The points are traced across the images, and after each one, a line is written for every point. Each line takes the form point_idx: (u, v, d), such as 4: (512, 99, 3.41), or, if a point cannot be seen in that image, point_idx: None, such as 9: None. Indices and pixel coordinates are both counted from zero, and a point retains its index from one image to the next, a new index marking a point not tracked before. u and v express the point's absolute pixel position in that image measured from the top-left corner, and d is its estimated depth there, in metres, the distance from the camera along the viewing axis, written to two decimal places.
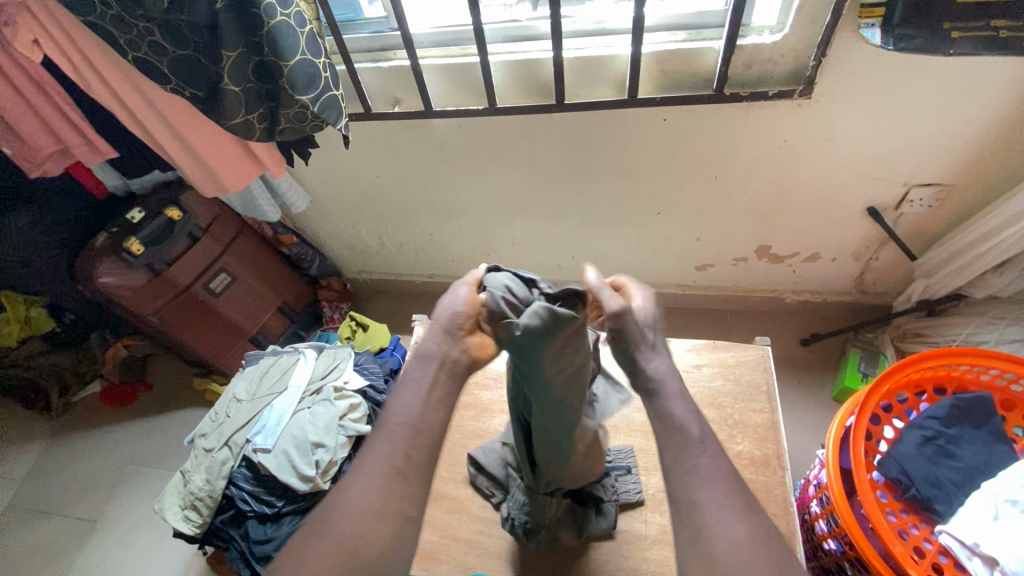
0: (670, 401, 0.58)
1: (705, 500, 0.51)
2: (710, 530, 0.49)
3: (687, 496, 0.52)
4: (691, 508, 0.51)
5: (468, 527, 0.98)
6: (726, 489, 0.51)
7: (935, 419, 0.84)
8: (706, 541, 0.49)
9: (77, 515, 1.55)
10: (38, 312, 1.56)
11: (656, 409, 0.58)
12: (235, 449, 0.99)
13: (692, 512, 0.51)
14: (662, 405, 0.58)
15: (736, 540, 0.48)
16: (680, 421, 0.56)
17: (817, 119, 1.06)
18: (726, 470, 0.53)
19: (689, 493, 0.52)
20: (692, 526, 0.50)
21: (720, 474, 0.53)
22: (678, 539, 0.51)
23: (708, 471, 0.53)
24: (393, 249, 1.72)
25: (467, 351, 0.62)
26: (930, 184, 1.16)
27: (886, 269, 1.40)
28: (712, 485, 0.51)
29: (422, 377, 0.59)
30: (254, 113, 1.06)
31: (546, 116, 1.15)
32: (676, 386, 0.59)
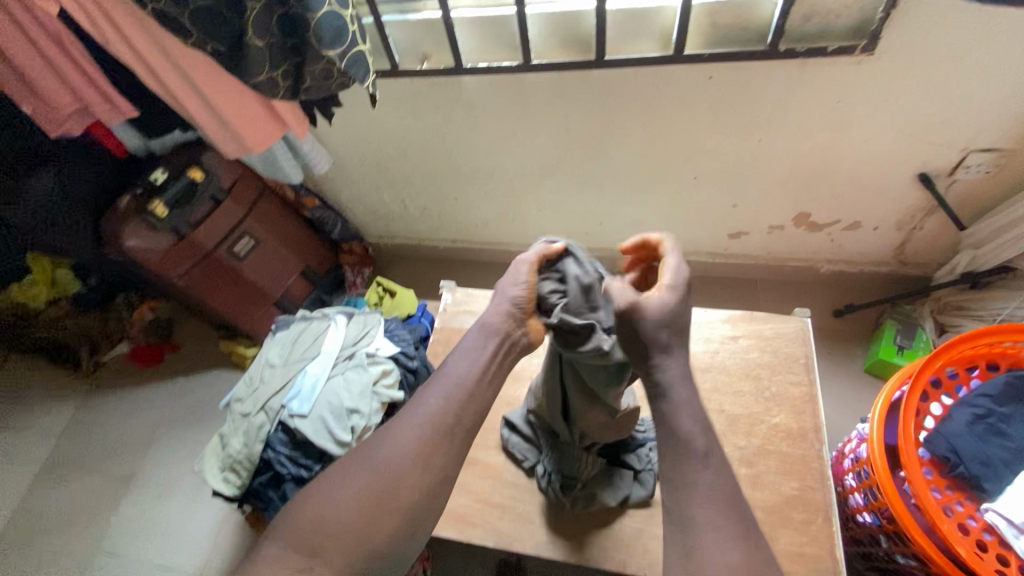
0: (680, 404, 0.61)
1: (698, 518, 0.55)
2: (705, 551, 0.53)
3: (684, 511, 0.57)
4: (685, 523, 0.56)
5: (501, 492, 0.99)
6: (725, 518, 0.55)
7: (987, 397, 0.81)
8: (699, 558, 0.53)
9: (114, 470, 1.60)
10: (64, 274, 1.62)
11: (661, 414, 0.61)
12: (271, 414, 0.99)
13: (685, 529, 0.56)
14: (668, 409, 0.61)
15: (731, 560, 0.52)
16: (688, 432, 0.59)
17: (876, 77, 0.99)
18: (729, 492, 0.57)
19: (684, 507, 0.57)
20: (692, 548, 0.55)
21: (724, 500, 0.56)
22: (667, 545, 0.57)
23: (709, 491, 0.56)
24: (415, 213, 1.69)
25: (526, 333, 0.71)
26: (989, 150, 1.09)
27: (930, 239, 1.34)
28: (707, 505, 0.56)
29: (482, 349, 0.69)
30: (278, 70, 1.01)
31: (583, 73, 1.09)
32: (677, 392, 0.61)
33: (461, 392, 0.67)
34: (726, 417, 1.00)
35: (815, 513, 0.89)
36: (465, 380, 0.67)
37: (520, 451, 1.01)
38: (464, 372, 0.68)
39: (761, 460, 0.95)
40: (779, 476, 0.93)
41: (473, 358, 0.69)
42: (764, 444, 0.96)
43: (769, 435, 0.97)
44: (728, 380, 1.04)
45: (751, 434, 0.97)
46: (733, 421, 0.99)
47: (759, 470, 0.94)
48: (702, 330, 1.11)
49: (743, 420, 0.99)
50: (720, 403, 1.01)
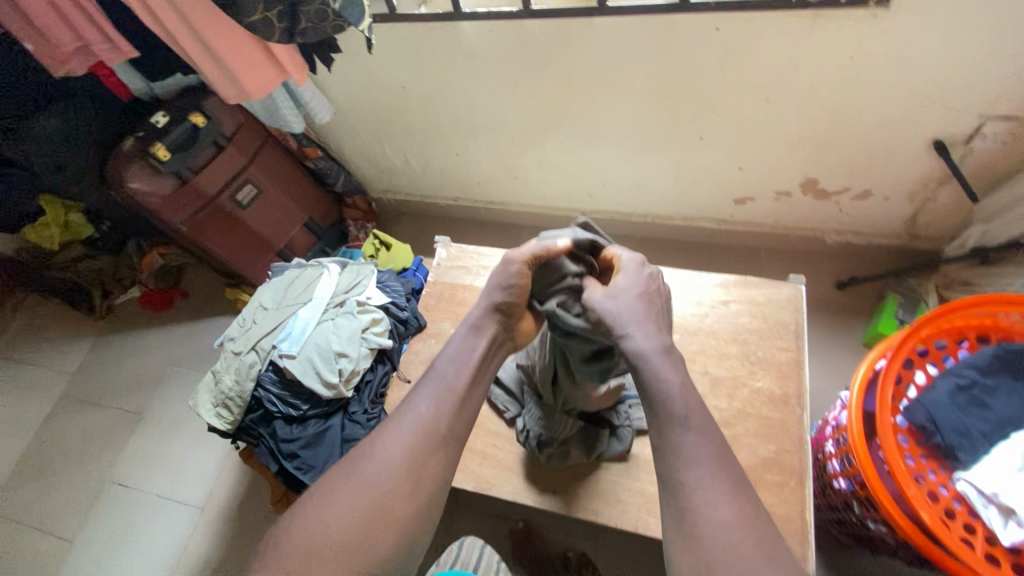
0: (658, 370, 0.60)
1: (689, 482, 0.56)
2: (696, 512, 0.54)
3: (675, 476, 0.57)
4: (677, 489, 0.56)
5: (482, 440, 1.02)
6: (713, 476, 0.56)
7: (974, 368, 0.79)
8: (692, 520, 0.54)
9: (125, 406, 1.68)
10: (76, 217, 1.65)
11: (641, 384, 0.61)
12: (262, 354, 1.02)
13: (676, 493, 0.56)
14: (649, 377, 0.59)
15: (721, 519, 0.54)
16: (668, 398, 0.59)
17: (892, 34, 0.94)
18: (715, 447, 0.58)
19: (675, 473, 0.57)
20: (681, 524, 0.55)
21: (709, 453, 0.57)
22: (666, 519, 0.57)
23: (697, 448, 0.57)
24: (417, 169, 1.68)
25: (517, 334, 0.74)
26: (1010, 117, 1.03)
27: (942, 212, 1.29)
28: (699, 468, 0.56)
29: (476, 347, 0.69)
30: (273, 10, 1.00)
31: (584, 22, 1.06)
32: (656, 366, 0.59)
33: (452, 397, 0.65)
34: (709, 379, 1.00)
35: (789, 475, 0.90)
36: (455, 385, 0.66)
37: (502, 403, 1.03)
38: (453, 375, 0.67)
39: (740, 422, 0.95)
40: (757, 438, 0.93)
41: (463, 362, 0.68)
42: (744, 406, 0.96)
43: (750, 399, 0.97)
44: (715, 343, 1.03)
45: (732, 396, 0.98)
46: (716, 383, 0.99)
47: (736, 431, 0.94)
48: (694, 293, 1.10)
49: (726, 382, 0.99)
50: (704, 365, 1.01)
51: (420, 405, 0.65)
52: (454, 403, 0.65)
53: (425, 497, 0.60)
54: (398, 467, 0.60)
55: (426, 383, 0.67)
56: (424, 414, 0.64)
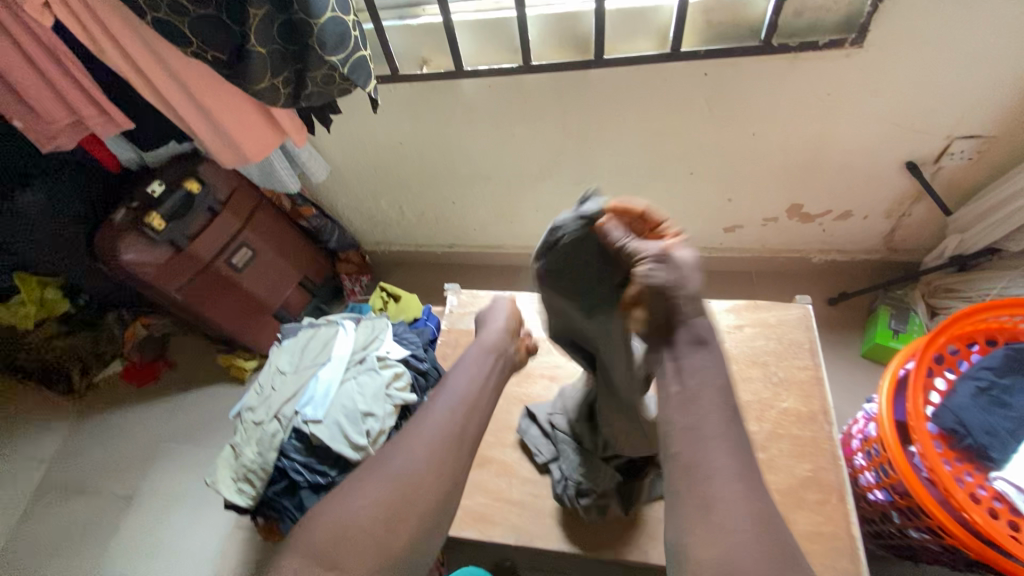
0: (702, 355, 0.48)
1: (714, 469, 0.44)
2: (721, 512, 0.42)
3: (698, 460, 0.44)
4: (700, 478, 0.44)
5: (518, 489, 0.99)
6: (747, 477, 0.43)
7: (989, 370, 0.85)
8: (721, 514, 0.42)
9: (111, 491, 1.56)
10: (53, 293, 1.53)
11: (679, 362, 0.48)
12: (284, 422, 0.98)
13: (699, 480, 0.44)
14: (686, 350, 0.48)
15: (749, 523, 0.41)
16: (704, 376, 0.47)
17: (864, 70, 1.03)
18: (749, 449, 0.45)
19: (694, 453, 0.45)
20: (698, 511, 0.43)
21: (743, 451, 0.45)
22: (683, 502, 0.44)
23: (732, 443, 0.45)
24: (413, 219, 1.69)
25: (517, 355, 0.84)
26: (973, 136, 1.14)
27: (918, 226, 1.39)
28: (730, 458, 0.44)
29: (487, 367, 0.73)
30: (280, 78, 1.02)
31: (581, 73, 1.12)
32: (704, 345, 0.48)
33: (464, 403, 0.65)
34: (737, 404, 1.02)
35: (829, 493, 0.91)
36: (465, 395, 0.65)
37: (535, 445, 1.01)
38: (462, 388, 0.67)
39: (774, 444, 0.96)
40: (792, 458, 0.95)
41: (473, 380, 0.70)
42: (775, 428, 0.98)
43: (779, 420, 0.99)
44: (736, 368, 1.06)
45: (762, 419, 0.99)
46: (744, 408, 1.01)
47: (772, 453, 0.96)
48: None
49: (753, 406, 1.01)
50: None
51: (434, 414, 0.62)
52: (464, 406, 0.64)
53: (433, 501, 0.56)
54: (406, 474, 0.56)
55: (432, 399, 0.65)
56: (432, 423, 0.61)
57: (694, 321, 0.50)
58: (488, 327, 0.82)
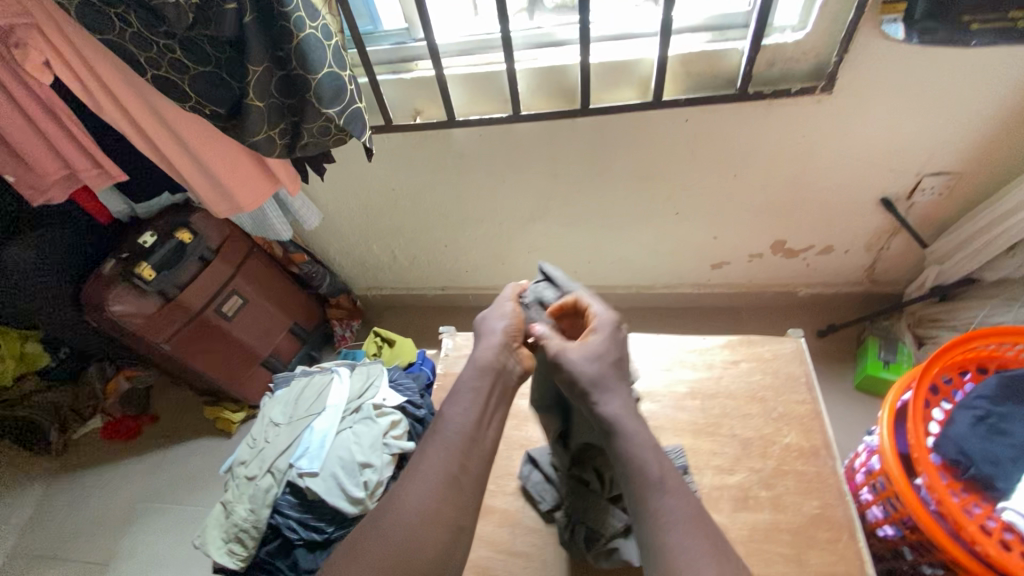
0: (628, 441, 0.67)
1: (671, 546, 0.60)
2: (681, 572, 0.58)
3: (656, 539, 0.61)
4: (659, 551, 0.61)
5: (522, 540, 0.96)
6: (698, 541, 0.61)
7: (984, 398, 0.85)
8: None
9: (85, 558, 1.47)
10: (33, 345, 1.52)
11: (616, 452, 0.67)
12: (278, 476, 0.95)
13: (658, 553, 0.61)
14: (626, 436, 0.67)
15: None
16: (641, 462, 0.66)
17: (835, 114, 1.09)
18: (689, 509, 0.63)
19: (655, 536, 0.62)
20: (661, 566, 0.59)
21: (687, 516, 0.62)
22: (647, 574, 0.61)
23: (675, 511, 0.62)
24: (405, 263, 1.70)
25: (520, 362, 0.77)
26: (941, 173, 1.20)
27: (897, 258, 1.43)
28: (675, 528, 0.61)
29: (481, 388, 0.72)
30: (277, 128, 1.04)
31: (568, 121, 1.16)
32: (629, 426, 0.67)
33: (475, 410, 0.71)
34: (739, 441, 1.01)
35: (839, 530, 0.89)
36: (463, 429, 0.69)
37: (538, 492, 0.98)
38: (461, 420, 0.70)
39: (779, 481, 0.95)
40: (799, 496, 0.93)
41: (468, 411, 0.70)
42: (779, 464, 0.97)
43: (783, 456, 0.98)
44: (736, 404, 1.06)
45: (765, 456, 0.98)
46: (747, 445, 1.00)
47: (778, 491, 0.94)
48: (704, 357, 1.14)
49: (756, 442, 1.00)
50: (731, 428, 1.02)
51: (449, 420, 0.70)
52: (464, 445, 0.68)
53: (447, 534, 0.63)
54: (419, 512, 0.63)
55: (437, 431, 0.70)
56: (437, 459, 0.67)
57: (614, 408, 0.68)
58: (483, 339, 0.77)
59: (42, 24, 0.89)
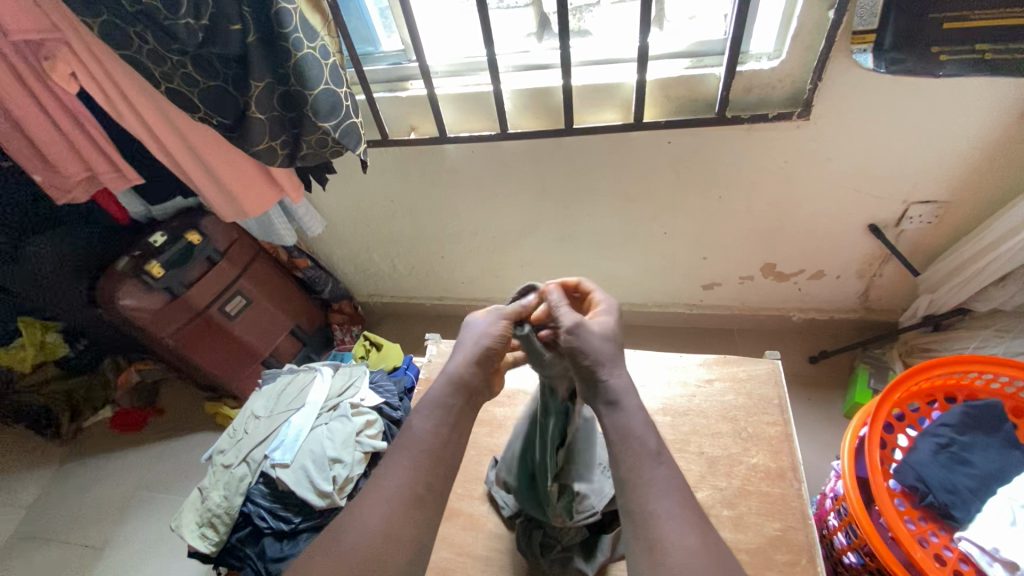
0: (626, 416, 0.63)
1: (657, 516, 0.56)
2: (665, 542, 0.54)
3: (644, 509, 0.57)
4: (646, 520, 0.56)
5: (484, 544, 0.97)
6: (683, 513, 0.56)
7: (947, 427, 0.85)
8: (662, 549, 0.54)
9: (83, 541, 1.54)
10: (53, 337, 1.59)
11: (612, 424, 0.63)
12: (253, 466, 1.01)
13: (645, 522, 0.56)
14: (625, 423, 0.62)
15: (685, 545, 0.53)
16: (637, 436, 0.62)
17: (815, 139, 1.11)
18: (679, 486, 0.59)
19: (642, 501, 0.57)
20: (644, 541, 0.55)
21: (675, 489, 0.58)
22: (633, 542, 0.57)
23: (665, 485, 0.58)
24: (403, 272, 1.75)
25: (488, 379, 0.71)
26: (929, 201, 1.20)
27: (890, 285, 1.42)
28: (664, 499, 0.57)
29: (451, 407, 0.67)
30: (278, 139, 1.12)
31: (554, 140, 1.21)
32: (632, 412, 0.63)
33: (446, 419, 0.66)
34: (705, 459, 1.01)
35: (798, 554, 0.88)
36: (427, 447, 0.63)
37: (501, 498, 1.00)
38: (429, 436, 0.64)
39: (742, 501, 0.95)
40: (761, 517, 0.93)
41: (436, 428, 0.65)
42: (744, 484, 0.97)
43: (748, 476, 0.98)
44: (706, 422, 1.06)
45: (730, 475, 0.99)
46: (713, 463, 1.00)
47: (740, 511, 0.94)
48: (679, 374, 1.15)
49: (722, 461, 1.00)
50: (698, 445, 1.03)
51: (417, 434, 0.64)
52: (429, 460, 0.63)
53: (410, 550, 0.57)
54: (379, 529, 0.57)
55: (402, 448, 0.64)
56: (401, 472, 0.61)
57: (620, 379, 0.65)
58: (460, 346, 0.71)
59: (69, 39, 0.98)
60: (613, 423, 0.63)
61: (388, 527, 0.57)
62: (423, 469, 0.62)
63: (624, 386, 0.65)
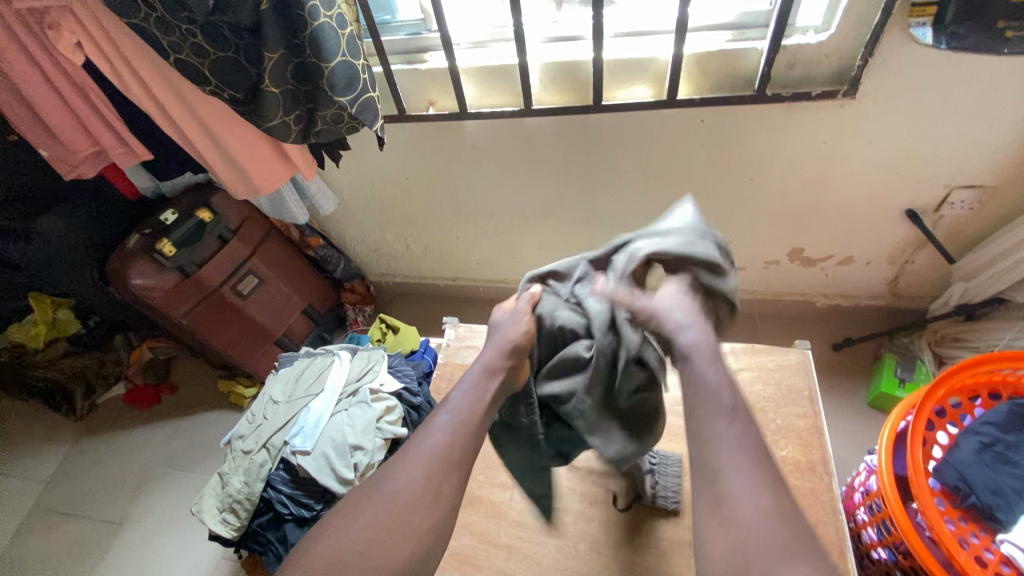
0: (706, 372, 0.53)
1: (721, 469, 0.48)
2: (732, 501, 0.47)
3: (710, 462, 0.49)
4: (711, 475, 0.49)
5: (506, 532, 0.96)
6: (751, 467, 0.47)
7: (992, 425, 0.82)
8: (732, 509, 0.46)
9: (101, 516, 1.55)
10: (64, 314, 1.59)
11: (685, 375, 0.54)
12: (273, 452, 1.01)
13: (710, 476, 0.49)
14: (689, 375, 0.53)
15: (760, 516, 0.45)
16: (705, 400, 0.51)
17: (859, 119, 1.05)
18: (756, 442, 0.49)
19: (711, 460, 0.49)
20: (710, 504, 0.48)
21: (751, 450, 0.49)
22: (699, 499, 0.49)
23: (740, 443, 0.49)
24: (417, 252, 1.72)
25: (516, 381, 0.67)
26: (972, 186, 1.14)
27: (922, 273, 1.37)
28: (735, 458, 0.48)
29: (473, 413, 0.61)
30: (292, 115, 1.06)
31: (581, 117, 1.15)
32: (706, 364, 0.53)
33: (467, 425, 0.60)
34: None
35: (828, 549, 0.87)
36: (442, 445, 0.58)
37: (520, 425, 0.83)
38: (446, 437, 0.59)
39: None
40: None
41: (474, 399, 0.62)
42: None
43: (777, 469, 0.96)
44: None
45: None
46: None
47: None
48: None
49: None
50: None
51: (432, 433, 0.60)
52: (463, 429, 0.60)
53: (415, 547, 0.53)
54: (418, 484, 0.55)
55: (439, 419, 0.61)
56: (415, 470, 0.56)
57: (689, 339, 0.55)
58: (492, 340, 0.67)
59: (73, 6, 0.92)
60: (689, 373, 0.53)
61: (392, 521, 0.53)
62: (438, 469, 0.57)
63: (695, 339, 0.55)
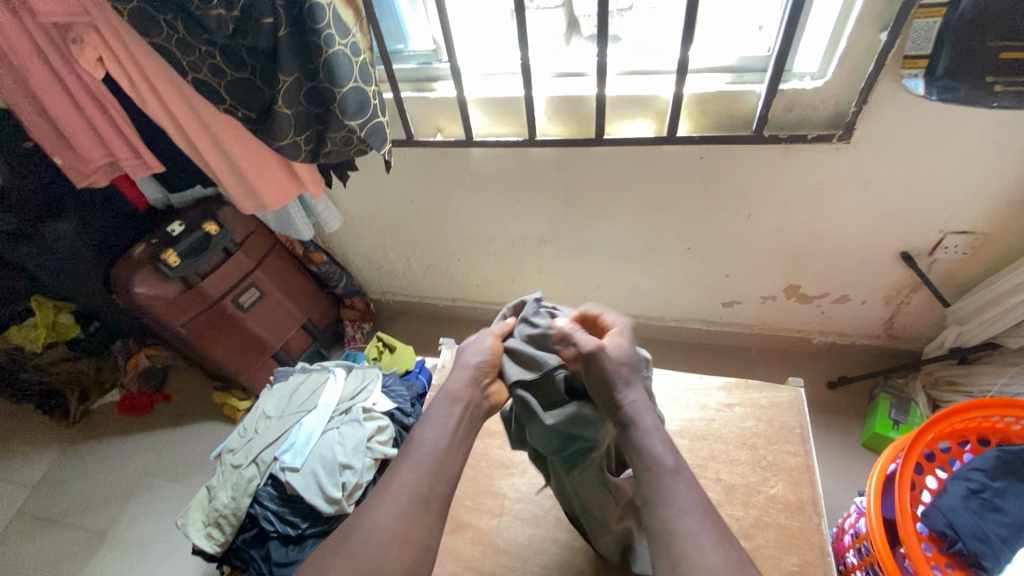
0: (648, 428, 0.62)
1: (671, 519, 0.55)
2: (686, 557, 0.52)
3: (664, 521, 0.56)
4: (668, 537, 0.54)
5: (492, 561, 0.95)
6: (704, 527, 0.54)
7: (981, 471, 0.85)
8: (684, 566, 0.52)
9: (85, 526, 1.53)
10: (65, 317, 1.60)
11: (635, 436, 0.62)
12: (262, 467, 1.02)
13: (667, 534, 0.55)
14: (636, 439, 0.61)
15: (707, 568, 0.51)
16: (654, 456, 0.60)
17: (853, 163, 1.08)
18: (699, 500, 0.57)
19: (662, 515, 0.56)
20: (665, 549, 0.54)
21: (693, 501, 0.56)
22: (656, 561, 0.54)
23: (684, 496, 0.57)
24: (418, 272, 1.73)
25: (487, 396, 0.71)
26: (966, 233, 1.16)
27: (917, 314, 1.38)
28: (686, 513, 0.55)
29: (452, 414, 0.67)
30: (302, 135, 1.08)
31: (582, 149, 1.18)
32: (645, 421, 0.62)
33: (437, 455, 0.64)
34: (723, 486, 0.99)
35: None
36: (435, 448, 0.64)
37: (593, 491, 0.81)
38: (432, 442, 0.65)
39: (759, 533, 0.92)
40: (778, 550, 0.90)
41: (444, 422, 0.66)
42: (761, 515, 0.94)
43: (766, 507, 0.95)
44: (725, 448, 1.04)
45: (748, 505, 0.96)
46: (730, 491, 0.98)
47: (758, 543, 0.91)
48: (698, 396, 1.12)
49: (741, 490, 0.98)
50: (716, 472, 1.00)
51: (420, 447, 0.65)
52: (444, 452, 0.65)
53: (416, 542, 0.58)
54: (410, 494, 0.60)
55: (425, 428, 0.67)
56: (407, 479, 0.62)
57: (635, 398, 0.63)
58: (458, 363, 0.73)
59: (99, 23, 0.96)
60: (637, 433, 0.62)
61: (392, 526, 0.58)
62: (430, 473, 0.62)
63: (639, 398, 0.63)
